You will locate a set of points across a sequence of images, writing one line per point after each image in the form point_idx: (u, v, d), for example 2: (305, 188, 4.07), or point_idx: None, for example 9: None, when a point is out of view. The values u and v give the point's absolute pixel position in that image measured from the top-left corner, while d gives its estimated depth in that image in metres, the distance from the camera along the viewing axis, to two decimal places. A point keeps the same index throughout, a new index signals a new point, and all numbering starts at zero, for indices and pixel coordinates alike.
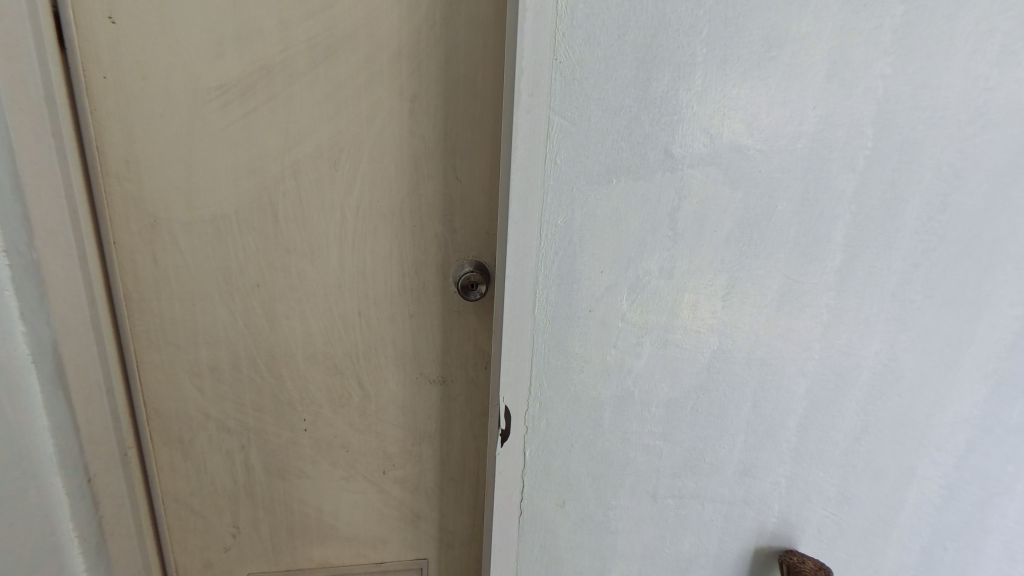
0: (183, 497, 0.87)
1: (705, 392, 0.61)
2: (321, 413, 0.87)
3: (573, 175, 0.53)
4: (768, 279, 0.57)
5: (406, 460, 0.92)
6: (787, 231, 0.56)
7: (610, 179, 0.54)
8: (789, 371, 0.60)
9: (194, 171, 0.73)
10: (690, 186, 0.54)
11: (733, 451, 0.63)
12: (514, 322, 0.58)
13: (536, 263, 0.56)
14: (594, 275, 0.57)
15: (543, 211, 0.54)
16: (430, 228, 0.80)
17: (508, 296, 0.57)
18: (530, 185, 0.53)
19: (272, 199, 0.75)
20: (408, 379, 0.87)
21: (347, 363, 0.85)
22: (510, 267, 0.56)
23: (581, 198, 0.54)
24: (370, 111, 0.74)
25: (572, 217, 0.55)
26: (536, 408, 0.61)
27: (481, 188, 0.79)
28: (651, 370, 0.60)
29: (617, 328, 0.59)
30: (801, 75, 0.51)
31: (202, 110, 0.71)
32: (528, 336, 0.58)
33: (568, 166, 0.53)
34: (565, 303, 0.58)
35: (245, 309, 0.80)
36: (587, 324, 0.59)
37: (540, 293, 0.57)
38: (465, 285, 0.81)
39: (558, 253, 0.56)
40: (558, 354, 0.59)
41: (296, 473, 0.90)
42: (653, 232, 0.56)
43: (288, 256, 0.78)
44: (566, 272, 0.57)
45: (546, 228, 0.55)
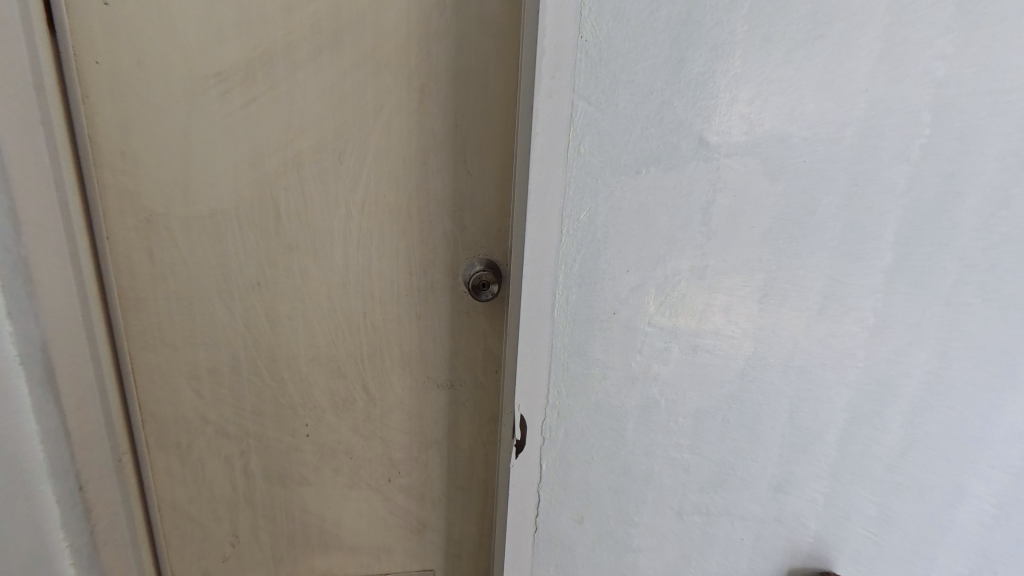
0: (181, 505, 0.83)
1: (737, 402, 0.57)
2: (324, 418, 0.83)
3: (597, 165, 0.49)
4: (808, 279, 0.53)
5: (412, 467, 0.89)
6: (831, 228, 0.51)
7: (638, 170, 0.49)
8: (829, 380, 0.56)
9: (191, 164, 0.69)
10: (725, 178, 0.50)
11: (766, 466, 0.59)
12: (530, 325, 0.54)
13: (556, 261, 0.52)
14: (619, 275, 0.53)
15: (565, 204, 0.50)
16: (439, 225, 0.76)
17: (526, 297, 0.53)
18: (551, 177, 0.49)
19: (274, 194, 0.72)
20: (414, 383, 0.83)
21: (351, 367, 0.81)
22: (528, 266, 0.52)
23: (604, 190, 0.50)
24: (376, 101, 0.70)
25: (595, 211, 0.50)
26: (554, 417, 0.57)
27: (493, 184, 0.75)
28: (678, 378, 0.56)
29: (642, 331, 0.55)
30: (851, 55, 0.47)
31: (199, 100, 0.67)
32: (546, 340, 0.54)
33: (593, 155, 0.49)
34: (587, 305, 0.53)
35: (246, 309, 0.76)
36: (610, 327, 0.54)
37: (560, 294, 0.53)
38: (476, 285, 0.76)
39: (579, 250, 0.51)
40: (579, 360, 0.55)
41: (297, 480, 0.86)
42: (683, 228, 0.51)
43: (290, 254, 0.75)
44: (588, 271, 0.52)
45: (567, 223, 0.51)
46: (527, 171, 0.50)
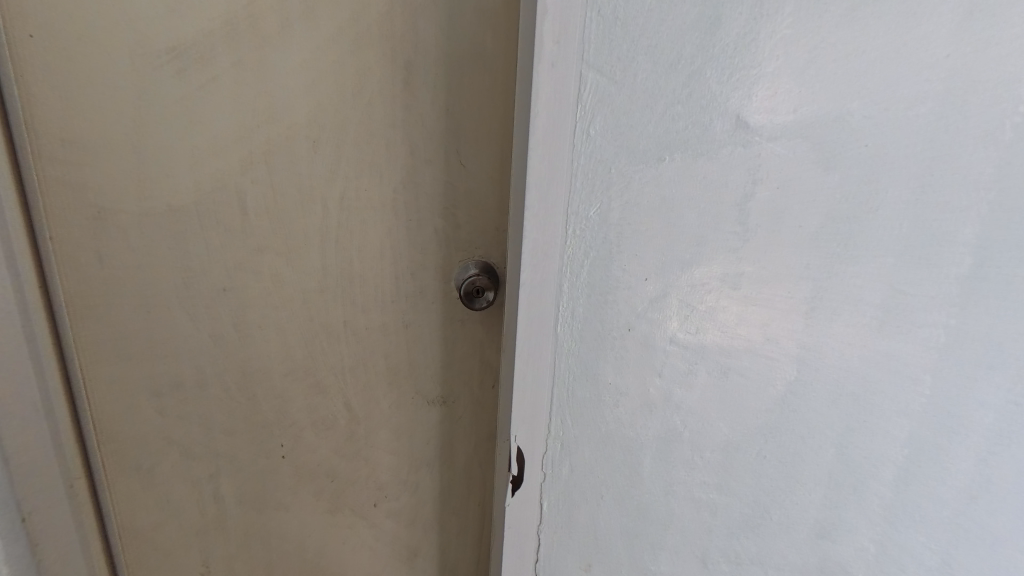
0: (144, 533, 0.75)
1: (775, 435, 0.48)
2: (302, 438, 0.75)
3: (610, 152, 0.40)
4: (865, 290, 0.44)
5: (401, 491, 0.80)
6: (896, 229, 0.42)
7: (661, 157, 0.41)
8: (886, 409, 0.47)
9: (145, 153, 0.61)
10: (767, 167, 0.41)
11: (807, 508, 0.50)
12: (528, 343, 0.45)
13: (560, 267, 0.43)
14: (636, 284, 0.44)
15: (571, 199, 0.41)
16: (429, 223, 0.67)
17: (523, 309, 0.44)
18: (554, 166, 0.40)
19: (239, 188, 0.63)
20: (402, 399, 0.75)
21: (331, 381, 0.73)
22: (526, 273, 0.43)
23: (618, 182, 0.41)
24: (355, 81, 0.61)
25: (607, 208, 0.41)
26: (557, 450, 0.49)
27: (489, 177, 0.66)
28: (705, 406, 0.47)
29: (662, 351, 0.46)
30: (927, 15, 0.38)
31: (151, 80, 0.59)
32: (547, 360, 0.46)
33: (606, 141, 0.40)
34: (597, 320, 0.45)
35: (211, 318, 0.68)
36: (624, 345, 0.45)
37: (564, 307, 0.44)
38: (470, 291, 0.68)
39: (588, 256, 0.43)
40: (587, 384, 0.47)
41: (273, 505, 0.78)
42: (714, 228, 0.42)
43: (260, 256, 0.66)
44: (598, 280, 0.43)
45: (573, 222, 0.42)
46: (524, 158, 0.41)
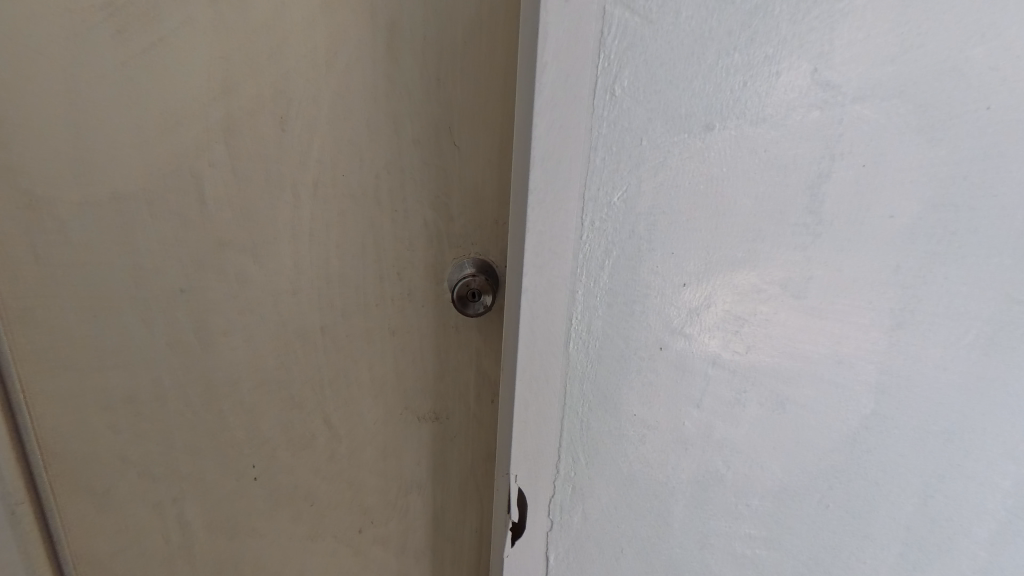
0: (101, 562, 0.68)
1: (841, 479, 0.38)
2: (276, 458, 0.66)
3: (641, 119, 0.31)
4: (971, 301, 0.34)
5: (389, 517, 0.71)
6: (1013, 222, 0.33)
7: (708, 125, 0.31)
8: (986, 450, 0.37)
9: (84, 132, 0.52)
10: (850, 138, 0.31)
11: (878, 569, 0.40)
12: (532, 363, 0.36)
13: (574, 267, 0.34)
14: (670, 291, 0.34)
15: (588, 180, 0.32)
16: (418, 215, 0.57)
17: (527, 320, 0.35)
18: (568, 137, 0.32)
19: (195, 173, 0.54)
20: (389, 416, 0.66)
21: (307, 395, 0.64)
22: (530, 275, 0.34)
23: (652, 158, 0.32)
24: (328, 45, 0.51)
25: (636, 192, 0.32)
26: (568, 494, 0.40)
27: (488, 159, 0.56)
28: (755, 443, 0.38)
29: (702, 375, 0.36)
30: None
31: (87, 45, 0.50)
32: (556, 384, 0.37)
33: (636, 103, 0.31)
34: (620, 335, 0.36)
35: (168, 323, 0.59)
36: (653, 367, 0.36)
37: (578, 318, 0.35)
38: (465, 294, 0.58)
39: (609, 255, 0.34)
40: (606, 415, 0.38)
41: (246, 532, 0.69)
42: (777, 220, 0.33)
43: (221, 252, 0.57)
44: (623, 284, 0.34)
45: (591, 211, 0.33)
46: (528, 127, 0.32)
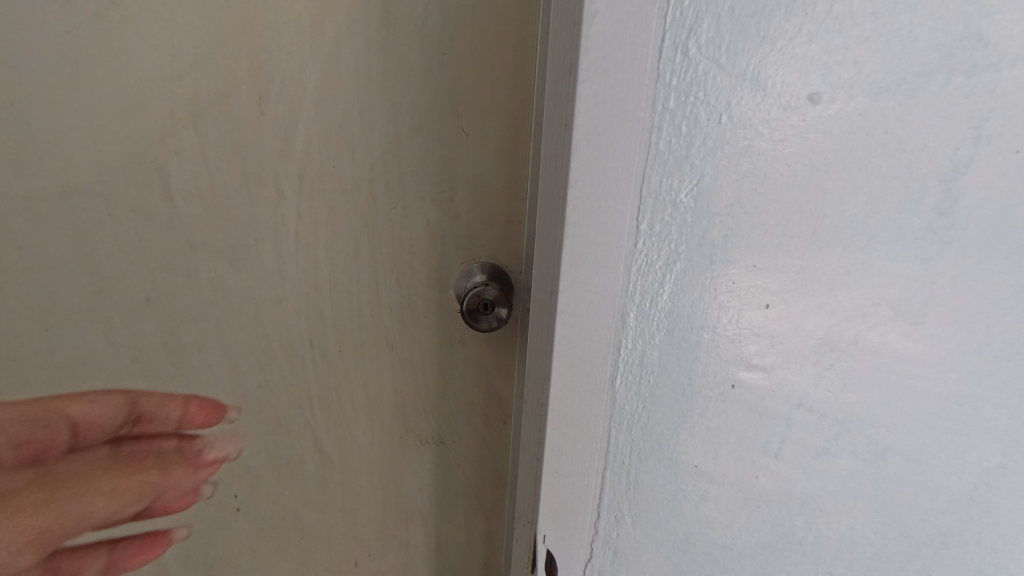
0: None
1: (947, 543, 0.31)
2: (259, 487, 0.59)
3: (721, 88, 0.24)
4: None
5: (388, 550, 0.64)
6: None
7: (810, 95, 0.24)
8: None
9: (27, 115, 0.44)
10: (998, 117, 0.24)
11: None
12: (565, 402, 0.29)
13: (624, 283, 0.27)
14: (748, 313, 0.27)
15: (648, 170, 0.25)
16: (419, 213, 0.49)
17: (563, 348, 0.28)
18: (623, 112, 0.24)
19: (157, 163, 0.46)
20: (387, 441, 0.58)
21: (294, 417, 0.56)
22: (568, 292, 0.27)
23: (733, 142, 0.24)
24: (312, 9, 0.43)
25: (709, 187, 0.25)
26: (608, 559, 0.32)
27: (501, 148, 0.48)
28: (844, 501, 0.30)
29: (783, 419, 0.29)
30: None
31: (23, 9, 0.42)
32: (596, 427, 0.30)
33: (716, 67, 0.23)
34: (681, 368, 0.28)
35: (132, 338, 0.51)
36: (722, 409, 0.29)
37: (628, 346, 0.28)
38: (474, 305, 0.48)
39: (671, 268, 0.26)
40: (658, 466, 0.30)
41: (228, 566, 0.62)
42: (897, 223, 0.25)
43: (192, 256, 0.49)
44: (686, 305, 0.27)
45: (650, 210, 0.25)
46: (570, 100, 0.24)
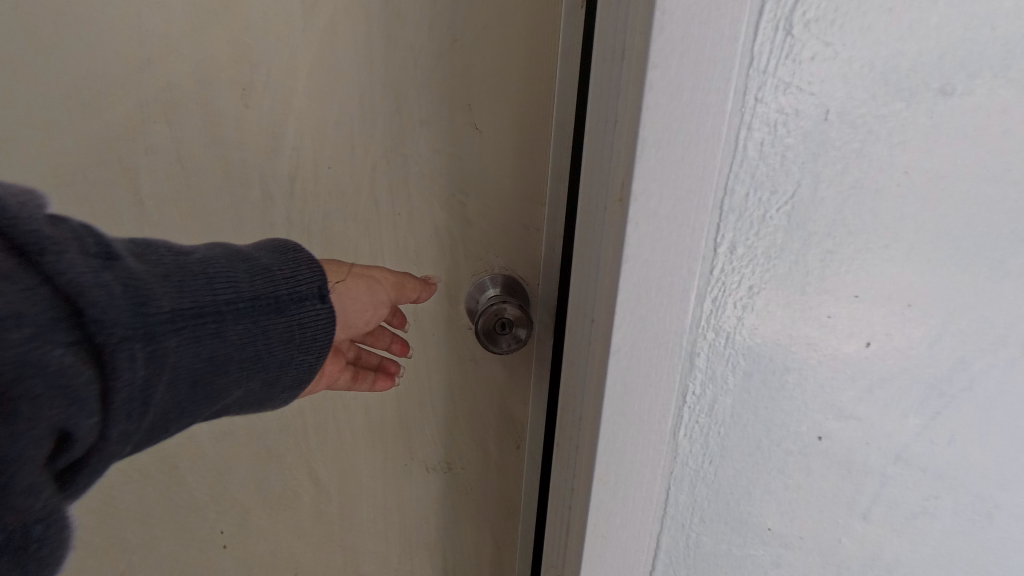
0: None
1: None
2: (249, 522, 0.53)
3: (836, 77, 0.18)
4: None
5: None
6: None
7: (945, 89, 0.19)
8: None
9: None
10: None
11: None
12: (618, 456, 0.24)
13: (695, 320, 0.22)
14: (845, 355, 0.22)
15: (735, 183, 0.20)
16: (426, 219, 0.43)
17: (618, 397, 0.23)
18: (706, 110, 0.19)
19: (127, 166, 0.40)
20: (391, 470, 0.53)
21: (286, 446, 0.51)
22: (625, 332, 0.22)
23: (840, 146, 0.19)
24: None
25: (810, 204, 0.20)
26: None
27: (520, 146, 0.41)
28: (933, 561, 0.26)
29: (875, 476, 0.24)
30: None
31: None
32: (654, 485, 0.25)
33: (829, 48, 0.18)
34: (760, 420, 0.23)
35: None
36: (805, 465, 0.24)
37: (698, 395, 0.23)
38: (489, 326, 0.42)
39: (755, 303, 0.22)
40: (724, 527, 0.26)
41: None
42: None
43: None
44: (772, 347, 0.22)
45: (735, 233, 0.20)
46: (637, 93, 0.19)
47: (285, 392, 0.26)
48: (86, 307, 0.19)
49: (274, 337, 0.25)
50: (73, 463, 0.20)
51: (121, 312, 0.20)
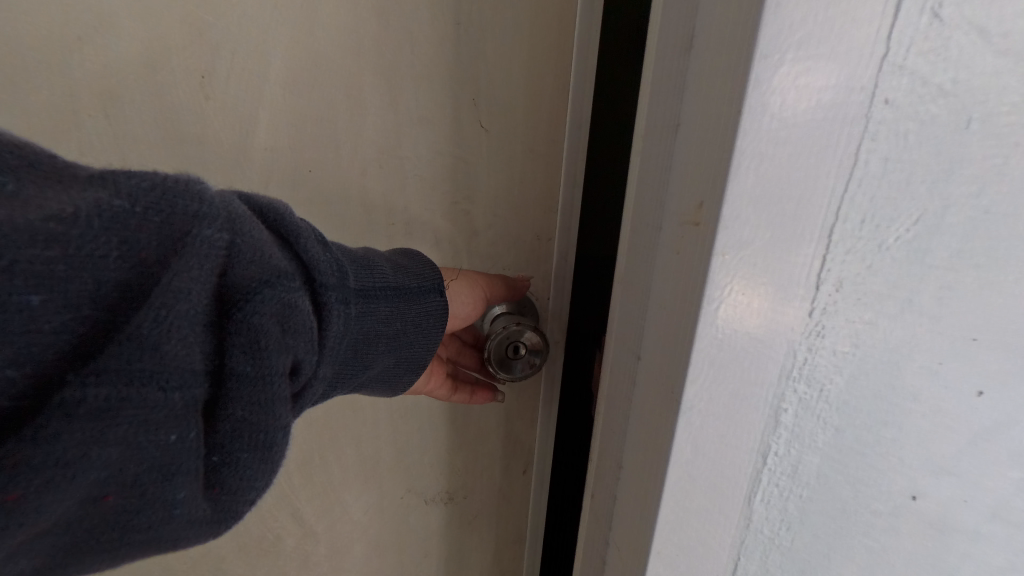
0: None
1: None
2: (227, 565, 0.48)
3: (984, 78, 0.15)
4: None
5: None
6: None
7: None
8: None
9: None
10: None
11: None
12: (683, 527, 0.21)
13: (785, 372, 0.18)
14: (951, 406, 0.19)
15: (850, 209, 0.16)
16: (426, 229, 0.38)
17: (686, 459, 0.19)
18: (821, 119, 0.15)
19: None
20: (386, 504, 0.48)
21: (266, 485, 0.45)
22: (698, 386, 0.18)
23: (976, 162, 0.16)
24: None
25: (935, 235, 0.16)
26: None
27: (533, 148, 0.36)
28: None
29: (967, 535, 0.21)
30: None
31: None
32: (721, 556, 0.21)
33: (980, 40, 0.14)
34: (850, 480, 0.20)
35: None
36: (893, 527, 0.21)
37: (782, 456, 0.19)
38: (499, 355, 0.37)
39: (857, 350, 0.18)
40: None
41: None
42: None
43: None
44: (872, 399, 0.19)
45: (842, 269, 0.17)
46: (733, 94, 0.15)
47: (408, 367, 0.30)
48: (320, 274, 0.23)
49: (411, 316, 0.29)
50: (280, 406, 0.21)
51: (334, 278, 0.23)
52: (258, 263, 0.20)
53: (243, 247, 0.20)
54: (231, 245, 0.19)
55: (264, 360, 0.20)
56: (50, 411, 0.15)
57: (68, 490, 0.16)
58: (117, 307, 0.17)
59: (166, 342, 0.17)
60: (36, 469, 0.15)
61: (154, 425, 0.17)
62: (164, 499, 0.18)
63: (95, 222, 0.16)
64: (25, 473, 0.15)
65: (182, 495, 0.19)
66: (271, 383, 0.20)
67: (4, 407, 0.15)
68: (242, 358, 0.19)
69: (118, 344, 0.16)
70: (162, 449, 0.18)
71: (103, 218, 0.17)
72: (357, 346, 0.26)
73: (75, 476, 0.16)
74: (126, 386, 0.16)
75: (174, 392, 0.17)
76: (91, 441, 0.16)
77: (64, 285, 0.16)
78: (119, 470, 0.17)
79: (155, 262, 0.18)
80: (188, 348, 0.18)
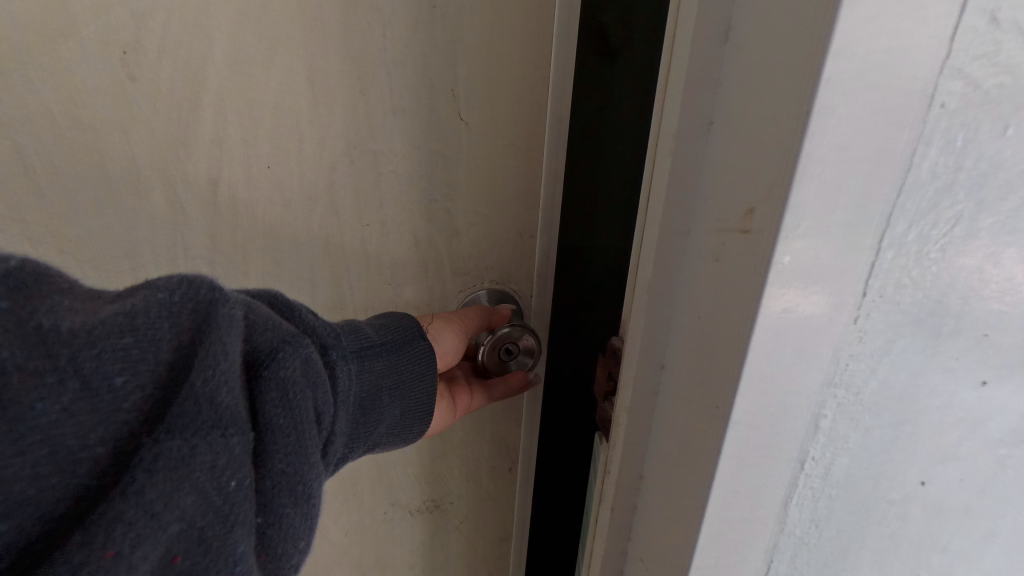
0: None
1: None
2: None
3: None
4: None
5: None
6: None
7: None
8: None
9: None
10: None
11: None
12: (722, 539, 0.20)
13: (828, 378, 0.18)
14: (959, 397, 0.20)
15: (897, 215, 0.16)
16: (404, 230, 0.34)
17: (731, 475, 0.19)
18: (883, 120, 0.14)
19: None
20: (370, 524, 0.45)
21: None
22: (747, 400, 0.18)
23: (1008, 165, 0.16)
24: None
25: (965, 236, 0.17)
26: None
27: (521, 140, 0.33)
28: None
29: (959, 509, 0.23)
30: None
31: None
32: (754, 560, 0.21)
33: None
34: (871, 475, 0.21)
35: None
36: (903, 512, 0.22)
37: (816, 460, 0.20)
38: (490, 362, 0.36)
39: (890, 353, 0.18)
40: None
41: None
42: None
43: None
44: (897, 397, 0.19)
45: (884, 274, 0.17)
46: (796, 92, 0.14)
47: (417, 416, 0.29)
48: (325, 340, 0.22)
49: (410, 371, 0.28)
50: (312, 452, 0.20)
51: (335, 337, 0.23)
52: (274, 327, 0.20)
53: (257, 318, 0.20)
54: (246, 319, 0.19)
55: (297, 408, 0.19)
56: (134, 467, 0.15)
57: (150, 553, 0.15)
58: (168, 384, 0.17)
59: (220, 398, 0.17)
60: (123, 532, 0.15)
61: (220, 472, 0.17)
62: (228, 555, 0.17)
63: (149, 308, 0.16)
64: (120, 533, 0.15)
65: (242, 549, 0.17)
66: (305, 434, 0.19)
67: (84, 486, 0.15)
68: (274, 410, 0.19)
69: (178, 404, 0.16)
70: (224, 494, 0.17)
71: (152, 302, 0.17)
72: (363, 404, 0.25)
73: (154, 529, 0.15)
74: (193, 437, 0.16)
75: (233, 438, 0.17)
76: (163, 501, 0.15)
77: (136, 362, 0.16)
78: (190, 524, 0.16)
79: (190, 328, 0.17)
80: (239, 402, 0.17)
